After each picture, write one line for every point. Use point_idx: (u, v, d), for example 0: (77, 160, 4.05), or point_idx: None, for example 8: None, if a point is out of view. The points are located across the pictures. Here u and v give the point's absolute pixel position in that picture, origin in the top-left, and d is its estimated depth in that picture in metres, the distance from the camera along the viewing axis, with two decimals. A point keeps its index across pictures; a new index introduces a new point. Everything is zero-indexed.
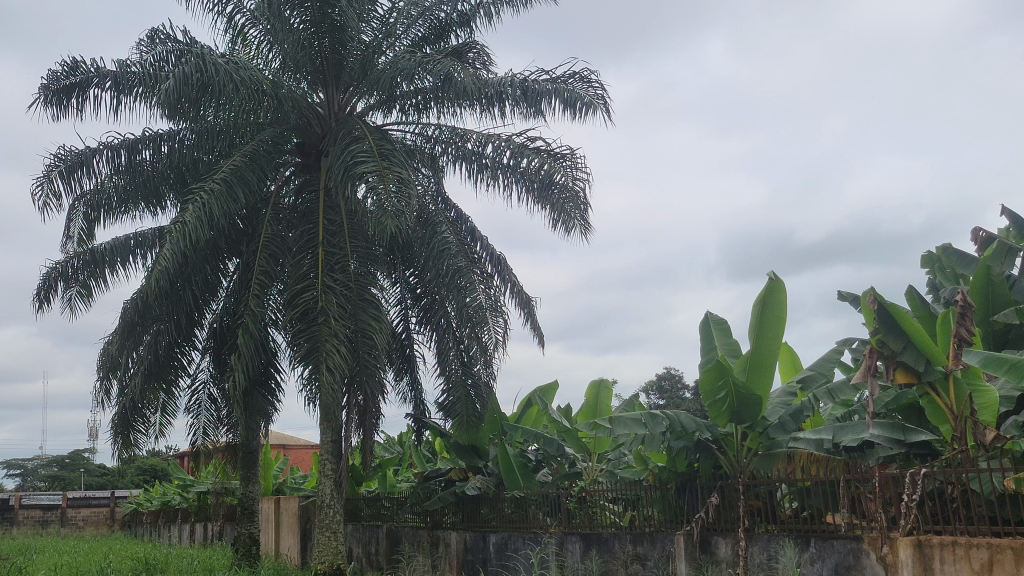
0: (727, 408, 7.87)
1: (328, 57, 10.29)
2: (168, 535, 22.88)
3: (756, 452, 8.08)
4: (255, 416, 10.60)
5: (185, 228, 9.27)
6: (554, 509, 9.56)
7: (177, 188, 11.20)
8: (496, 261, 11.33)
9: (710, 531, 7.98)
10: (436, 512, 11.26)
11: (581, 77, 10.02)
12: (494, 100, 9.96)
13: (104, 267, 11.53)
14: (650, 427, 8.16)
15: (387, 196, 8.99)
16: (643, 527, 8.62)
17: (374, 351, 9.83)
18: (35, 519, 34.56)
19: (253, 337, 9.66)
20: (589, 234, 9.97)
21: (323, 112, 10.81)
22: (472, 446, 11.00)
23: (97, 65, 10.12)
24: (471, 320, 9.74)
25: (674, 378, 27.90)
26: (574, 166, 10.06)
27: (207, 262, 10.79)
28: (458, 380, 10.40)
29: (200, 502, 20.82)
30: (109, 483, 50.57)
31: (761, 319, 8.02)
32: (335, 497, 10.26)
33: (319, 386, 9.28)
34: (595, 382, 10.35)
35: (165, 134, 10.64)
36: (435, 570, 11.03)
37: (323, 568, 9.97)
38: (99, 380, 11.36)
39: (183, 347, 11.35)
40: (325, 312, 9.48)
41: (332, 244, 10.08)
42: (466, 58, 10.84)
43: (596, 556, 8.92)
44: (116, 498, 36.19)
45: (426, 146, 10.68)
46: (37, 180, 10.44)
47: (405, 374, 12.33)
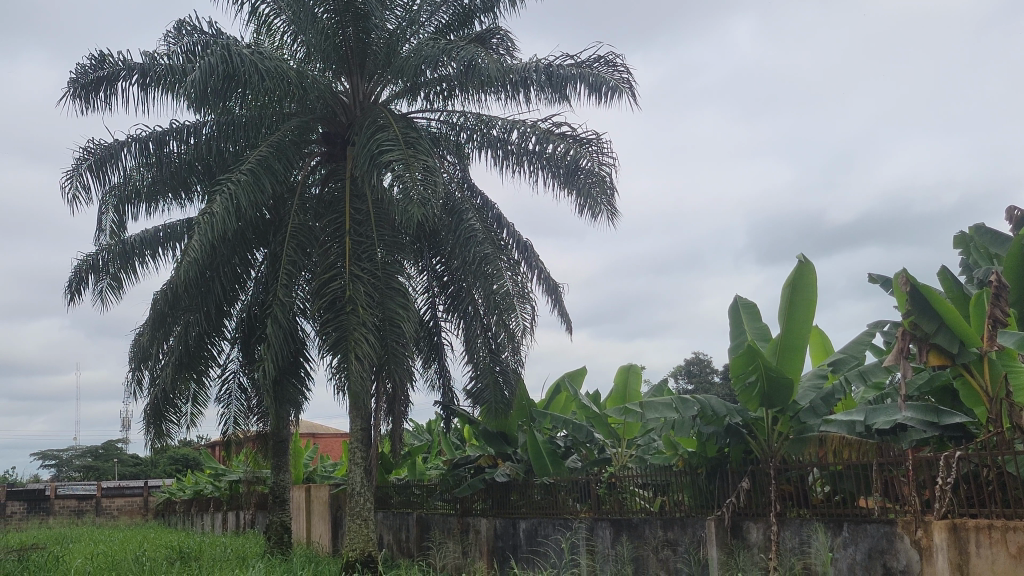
0: (758, 392, 7.80)
1: (352, 45, 10.25)
2: (201, 524, 23.14)
3: (787, 436, 8.03)
4: (285, 405, 10.65)
5: (213, 219, 9.31)
6: (583, 495, 9.55)
7: (206, 179, 11.24)
8: (523, 247, 11.29)
9: (742, 516, 7.94)
10: (466, 499, 11.28)
11: (607, 61, 9.94)
12: (519, 86, 9.91)
13: (135, 259, 11.56)
14: (681, 411, 8.19)
15: (413, 184, 8.99)
16: (674, 513, 8.59)
17: (403, 339, 9.82)
18: (70, 509, 35.06)
19: (282, 326, 9.71)
20: (616, 218, 9.90)
21: (348, 101, 10.82)
22: (500, 432, 10.99)
23: (125, 58, 10.16)
24: (499, 307, 9.71)
25: (702, 363, 27.75)
26: (600, 151, 10.01)
27: (235, 252, 10.82)
28: (486, 367, 10.41)
29: (231, 491, 21.02)
30: (142, 473, 51.24)
31: (790, 302, 7.94)
32: (365, 485, 10.34)
33: (348, 374, 9.31)
34: (624, 366, 10.23)
35: (192, 126, 10.68)
36: (466, 557, 11.05)
37: (353, 556, 10.00)
38: (131, 371, 11.46)
39: (213, 337, 11.41)
40: (353, 301, 9.52)
41: (358, 233, 10.11)
42: (489, 44, 10.82)
43: (627, 541, 8.91)
44: (149, 488, 36.68)
45: (452, 133, 10.65)
46: (67, 174, 10.54)
47: (433, 362, 12.34)
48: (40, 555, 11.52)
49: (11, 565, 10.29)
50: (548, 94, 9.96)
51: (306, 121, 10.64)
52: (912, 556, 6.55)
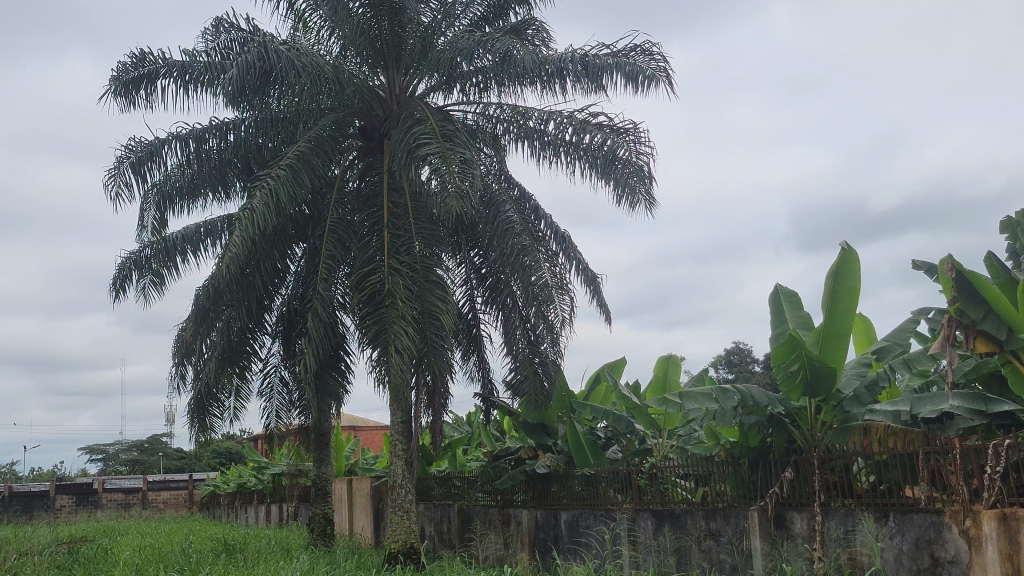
0: (801, 380, 7.72)
1: (388, 39, 10.27)
2: (245, 516, 23.42)
3: (832, 425, 7.93)
4: (327, 399, 10.74)
5: (253, 215, 9.40)
6: (625, 486, 9.51)
7: (244, 176, 11.33)
8: (561, 239, 11.26)
9: (785, 506, 7.88)
10: (507, 491, 11.30)
11: (644, 50, 9.86)
12: (555, 77, 9.88)
13: (176, 256, 11.70)
14: (721, 401, 8.10)
15: (451, 176, 9.00)
16: (716, 503, 8.55)
17: (442, 332, 9.84)
18: (117, 502, 35.73)
19: (323, 320, 9.79)
20: (654, 208, 9.84)
21: (384, 95, 10.84)
22: (541, 424, 10.97)
23: (164, 55, 10.27)
24: (537, 298, 9.69)
25: (743, 353, 27.51)
26: (638, 141, 9.93)
27: (275, 248, 10.90)
28: (525, 359, 10.44)
29: (274, 484, 21.22)
30: (187, 466, 52.05)
31: (833, 291, 7.86)
32: (407, 477, 10.41)
33: (388, 367, 9.35)
34: (664, 356, 10.13)
35: (231, 123, 10.80)
36: (507, 548, 11.09)
37: (396, 547, 10.07)
38: (175, 366, 11.62)
39: (255, 332, 11.54)
40: (392, 294, 9.56)
41: (397, 227, 10.15)
42: (525, 36, 10.77)
43: (669, 532, 8.89)
44: (194, 482, 37.25)
45: (488, 125, 10.63)
46: (109, 172, 10.68)
47: (472, 354, 12.36)
48: (89, 547, 11.72)
49: (61, 558, 10.51)
50: (584, 84, 9.91)
51: (343, 116, 10.68)
52: (961, 546, 6.45)
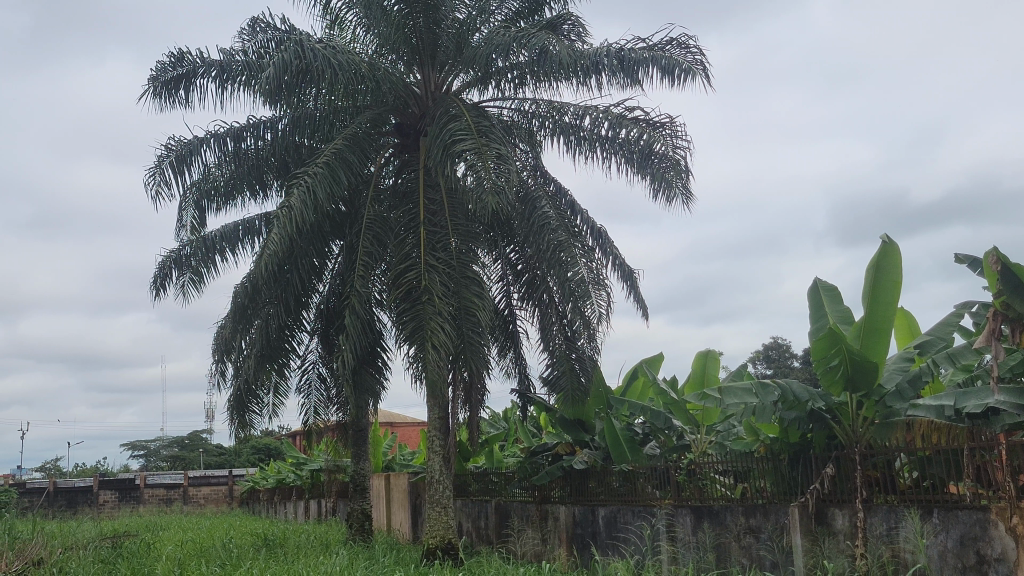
0: (841, 376, 7.63)
1: (423, 36, 10.29)
2: (284, 512, 23.65)
3: (873, 421, 7.81)
4: (364, 395, 10.77)
5: (291, 212, 9.46)
6: (663, 482, 9.46)
7: (282, 175, 11.43)
8: (597, 234, 11.22)
9: (826, 503, 7.79)
10: (544, 487, 11.28)
11: (680, 43, 9.79)
12: (591, 71, 9.83)
13: (216, 254, 11.82)
14: (761, 397, 8.06)
15: (487, 172, 9.00)
16: (756, 499, 8.48)
17: (479, 328, 9.84)
18: (159, 498, 36.22)
19: (360, 317, 9.84)
20: (691, 203, 9.78)
21: (420, 92, 10.88)
22: (577, 420, 10.92)
23: (202, 55, 10.36)
24: (574, 294, 9.67)
25: (781, 348, 27.25)
26: (675, 135, 9.87)
27: (312, 245, 10.96)
28: (562, 355, 10.44)
29: (313, 479, 21.39)
30: (226, 462, 52.62)
31: (874, 284, 7.77)
32: (444, 473, 10.45)
33: (424, 363, 9.38)
34: (701, 351, 10.02)
35: (267, 122, 10.90)
36: (545, 544, 11.07)
37: (434, 543, 10.09)
38: (214, 363, 11.74)
39: (293, 329, 11.62)
40: (429, 291, 9.58)
41: (433, 224, 10.17)
42: (561, 31, 10.70)
43: (708, 529, 8.83)
44: (234, 478, 37.63)
45: (524, 121, 10.60)
46: (149, 171, 10.82)
47: (509, 351, 12.35)
48: (132, 542, 11.86)
49: (105, 552, 10.67)
50: (620, 79, 9.86)
51: (379, 113, 10.71)
52: (1008, 543, 6.34)
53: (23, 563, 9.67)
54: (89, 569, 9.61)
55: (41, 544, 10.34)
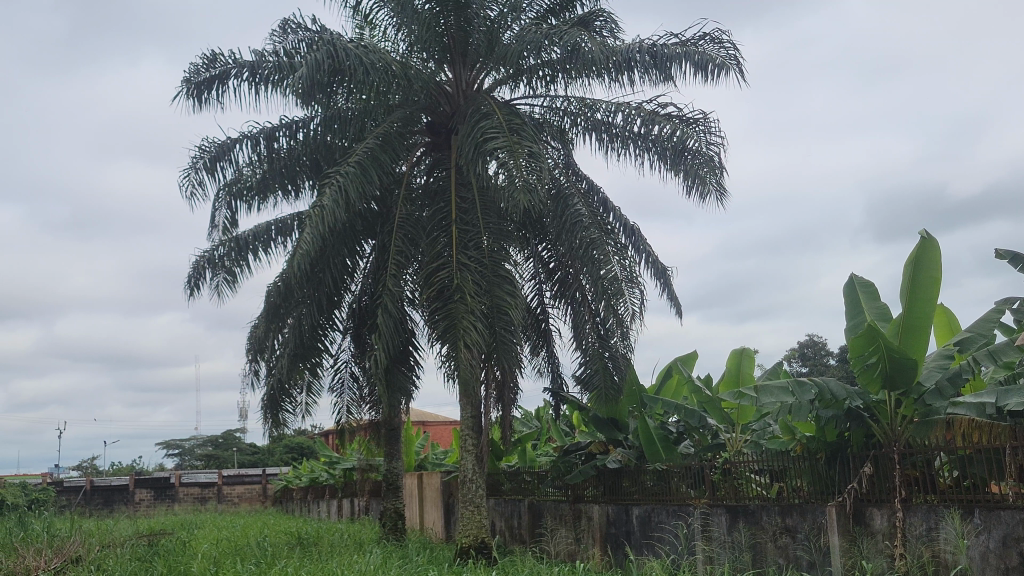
0: (879, 374, 7.54)
1: (454, 35, 10.31)
2: (318, 511, 23.77)
3: (912, 420, 7.66)
4: (397, 394, 10.78)
5: (323, 212, 9.46)
6: (697, 481, 9.38)
7: (314, 174, 11.48)
8: (630, 232, 11.16)
9: (864, 502, 7.68)
10: (577, 486, 11.24)
11: (713, 38, 9.71)
12: (623, 68, 9.80)
13: (248, 254, 11.88)
14: (797, 394, 7.97)
15: (519, 170, 8.96)
16: (792, 499, 8.39)
17: (511, 326, 9.81)
18: (194, 496, 36.53)
19: (392, 316, 9.85)
20: (725, 199, 9.69)
21: (451, 90, 10.87)
22: (610, 419, 10.84)
23: (234, 56, 10.41)
24: (607, 292, 9.64)
25: (817, 346, 26.91)
26: (708, 131, 9.78)
27: (345, 245, 10.98)
28: (595, 353, 10.41)
29: (346, 479, 21.45)
30: (259, 461, 53.00)
31: (913, 280, 7.63)
32: (477, 472, 10.44)
33: (457, 362, 9.37)
34: (736, 349, 9.86)
35: (300, 121, 10.97)
36: (578, 543, 11.03)
37: (467, 542, 10.08)
38: (248, 363, 11.81)
39: (326, 329, 11.66)
40: (461, 290, 9.56)
41: (465, 222, 10.15)
42: (593, 27, 10.62)
43: (744, 528, 8.74)
44: (267, 477, 37.86)
45: (555, 118, 10.55)
46: (183, 172, 10.90)
47: (541, 349, 12.30)
48: (168, 540, 11.97)
49: (142, 550, 10.77)
50: (653, 76, 9.83)
51: (410, 112, 10.71)
52: None
53: (62, 561, 9.82)
54: (126, 566, 9.71)
55: (79, 542, 10.49)
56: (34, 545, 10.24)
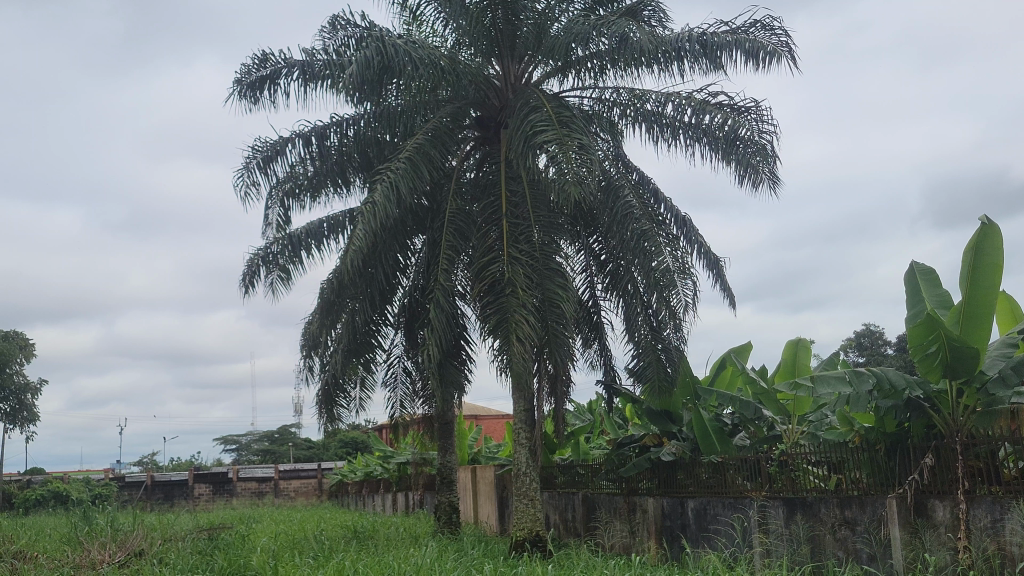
0: (940, 362, 7.41)
1: (502, 28, 10.31)
2: (374, 504, 24.02)
3: (974, 409, 7.50)
4: (449, 388, 10.81)
5: (375, 208, 9.52)
6: (753, 474, 9.29)
7: (365, 171, 11.55)
8: (681, 223, 11.09)
9: (926, 494, 7.53)
10: (632, 479, 11.20)
11: (764, 25, 9.58)
12: (672, 58, 9.74)
13: (302, 251, 12.02)
14: (856, 385, 7.90)
15: (569, 163, 8.94)
16: (851, 491, 8.27)
17: (563, 320, 9.79)
18: (251, 491, 37.13)
19: (444, 310, 9.89)
20: (778, 188, 9.58)
21: (500, 84, 10.87)
22: (664, 410, 10.85)
23: (285, 56, 10.52)
24: (659, 283, 9.59)
25: (874, 335, 26.50)
26: (761, 119, 9.68)
27: (396, 240, 11.05)
28: (648, 345, 10.36)
29: (400, 472, 21.63)
30: (314, 456, 53.69)
31: (974, 267, 7.46)
32: (531, 465, 10.45)
33: (510, 356, 9.39)
34: (792, 340, 9.72)
35: (351, 118, 11.07)
36: (634, 536, 10.97)
37: (522, 535, 10.10)
38: (303, 359, 11.94)
39: (378, 324, 11.75)
40: (513, 283, 9.57)
41: (516, 216, 10.15)
42: (641, 16, 10.51)
43: (802, 520, 8.63)
44: (322, 471, 38.29)
45: (604, 110, 10.50)
46: (238, 172, 11.05)
47: (594, 342, 12.27)
48: (228, 533, 12.17)
49: (203, 543, 10.96)
50: (703, 64, 9.74)
51: (459, 107, 10.73)
52: None
53: (126, 554, 10.10)
54: (187, 560, 9.89)
55: (141, 536, 10.72)
56: (99, 540, 10.50)
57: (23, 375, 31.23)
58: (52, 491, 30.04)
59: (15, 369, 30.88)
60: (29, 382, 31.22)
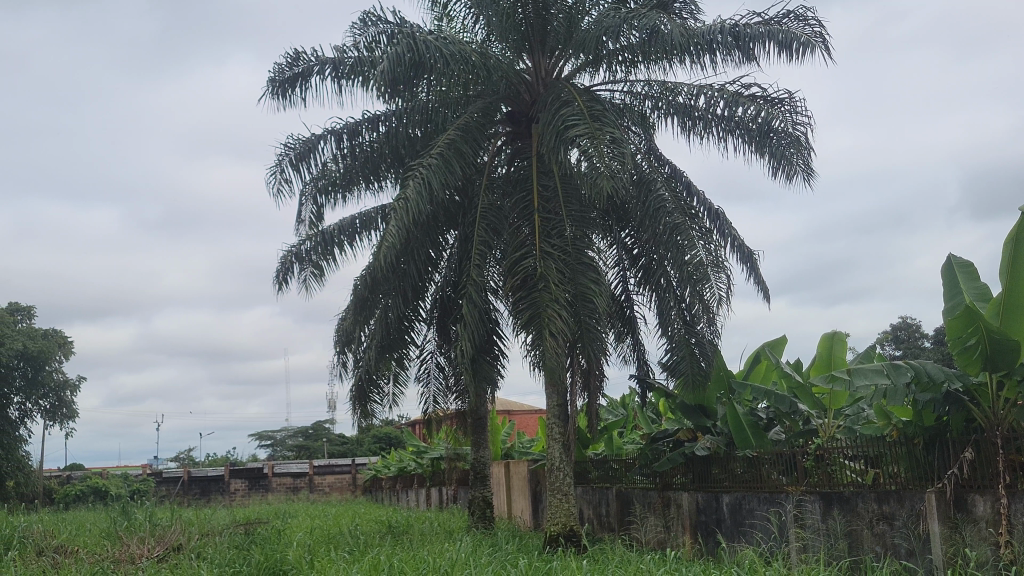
0: (979, 355, 7.30)
1: (533, 22, 10.30)
2: (408, 500, 24.14)
3: (1015, 403, 7.34)
4: (483, 383, 10.81)
5: (407, 204, 9.53)
6: (789, 468, 9.22)
7: (397, 167, 11.57)
8: (715, 216, 11.03)
9: (965, 489, 7.41)
10: (666, 473, 11.16)
11: (798, 16, 9.49)
12: (704, 50, 9.66)
13: (335, 247, 12.10)
14: (894, 376, 7.84)
15: (601, 157, 8.90)
16: (888, 485, 8.16)
17: (596, 314, 9.76)
18: (286, 486, 37.46)
19: (477, 306, 9.91)
20: (813, 180, 9.50)
21: (531, 78, 10.85)
22: (698, 405, 10.57)
23: (316, 53, 10.55)
24: (692, 277, 9.53)
25: (911, 328, 26.22)
26: (795, 111, 9.58)
27: (429, 236, 11.07)
28: (681, 339, 10.41)
29: (434, 468, 21.75)
30: (349, 451, 54.19)
31: (1013, 259, 7.32)
32: (564, 460, 10.44)
33: (543, 351, 9.38)
34: (827, 333, 9.62)
35: (383, 114, 11.11)
36: (668, 531, 10.92)
37: (556, 530, 10.08)
38: (337, 355, 11.99)
39: (411, 320, 11.79)
40: (545, 278, 9.55)
41: (548, 211, 10.13)
42: (672, 9, 10.42)
43: (839, 515, 8.55)
44: (359, 468, 38.35)
45: (636, 103, 10.46)
46: (271, 169, 11.12)
47: (626, 337, 12.23)
48: (264, 528, 12.28)
49: (239, 538, 11.04)
50: (735, 56, 9.67)
51: (490, 102, 10.73)
52: None
53: (164, 549, 10.22)
54: (223, 554, 9.98)
55: (179, 530, 10.85)
56: (138, 535, 10.65)
57: (62, 373, 31.71)
58: (92, 487, 30.55)
59: (54, 368, 31.39)
60: (68, 379, 31.69)
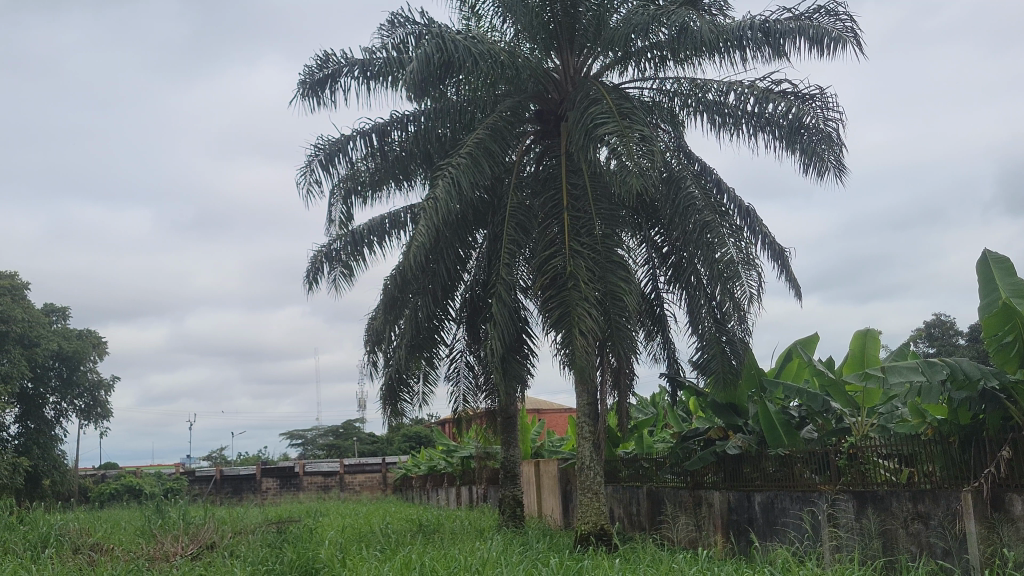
0: (1015, 352, 7.34)
1: (561, 20, 10.30)
2: (439, 498, 24.20)
3: None
4: (512, 381, 10.81)
5: (437, 203, 9.54)
6: (821, 467, 9.15)
7: (427, 167, 11.62)
8: (745, 213, 10.96)
9: (1002, 487, 7.30)
10: (697, 472, 11.12)
11: (828, 11, 9.40)
12: (734, 46, 9.61)
13: (364, 246, 12.12)
14: (929, 374, 7.76)
15: (630, 155, 8.87)
16: (922, 485, 8.07)
17: (626, 312, 9.73)
18: (316, 485, 37.67)
19: (506, 304, 9.90)
20: (845, 175, 9.42)
21: (559, 77, 10.84)
22: (729, 404, 10.71)
23: (345, 54, 10.62)
24: (723, 275, 9.49)
25: (945, 325, 25.91)
26: (826, 107, 9.51)
27: (458, 236, 11.08)
28: (712, 337, 10.23)
29: (464, 467, 21.80)
30: (378, 449, 54.49)
31: None
32: (595, 459, 10.41)
33: (572, 350, 9.37)
34: (860, 330, 9.52)
35: (411, 114, 11.17)
36: (699, 530, 10.89)
37: (586, 529, 10.05)
38: (367, 354, 12.03)
39: (440, 319, 11.82)
40: (575, 277, 9.53)
41: (577, 209, 10.11)
42: (702, 6, 10.38)
43: (873, 515, 8.47)
44: (387, 465, 38.37)
45: (665, 101, 10.43)
46: (301, 171, 11.20)
47: (656, 335, 12.20)
48: (295, 527, 12.35)
49: (272, 536, 11.12)
50: (765, 52, 9.60)
51: (519, 101, 10.74)
52: None
53: (198, 547, 10.31)
54: (256, 552, 10.05)
55: (213, 529, 10.94)
56: (172, 533, 10.74)
57: (96, 372, 32.09)
58: (126, 485, 30.92)
59: (88, 368, 31.75)
60: (102, 379, 32.06)
